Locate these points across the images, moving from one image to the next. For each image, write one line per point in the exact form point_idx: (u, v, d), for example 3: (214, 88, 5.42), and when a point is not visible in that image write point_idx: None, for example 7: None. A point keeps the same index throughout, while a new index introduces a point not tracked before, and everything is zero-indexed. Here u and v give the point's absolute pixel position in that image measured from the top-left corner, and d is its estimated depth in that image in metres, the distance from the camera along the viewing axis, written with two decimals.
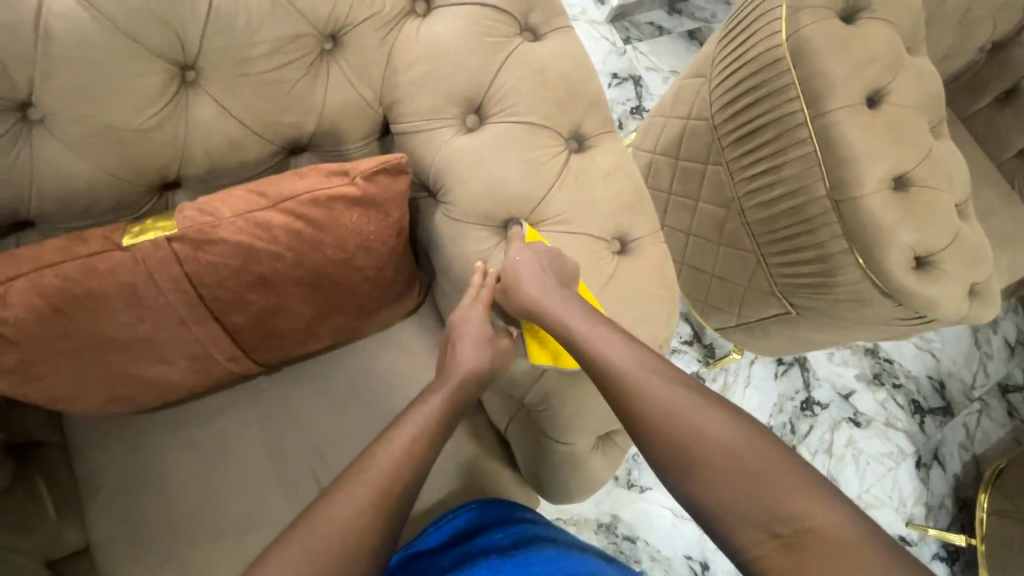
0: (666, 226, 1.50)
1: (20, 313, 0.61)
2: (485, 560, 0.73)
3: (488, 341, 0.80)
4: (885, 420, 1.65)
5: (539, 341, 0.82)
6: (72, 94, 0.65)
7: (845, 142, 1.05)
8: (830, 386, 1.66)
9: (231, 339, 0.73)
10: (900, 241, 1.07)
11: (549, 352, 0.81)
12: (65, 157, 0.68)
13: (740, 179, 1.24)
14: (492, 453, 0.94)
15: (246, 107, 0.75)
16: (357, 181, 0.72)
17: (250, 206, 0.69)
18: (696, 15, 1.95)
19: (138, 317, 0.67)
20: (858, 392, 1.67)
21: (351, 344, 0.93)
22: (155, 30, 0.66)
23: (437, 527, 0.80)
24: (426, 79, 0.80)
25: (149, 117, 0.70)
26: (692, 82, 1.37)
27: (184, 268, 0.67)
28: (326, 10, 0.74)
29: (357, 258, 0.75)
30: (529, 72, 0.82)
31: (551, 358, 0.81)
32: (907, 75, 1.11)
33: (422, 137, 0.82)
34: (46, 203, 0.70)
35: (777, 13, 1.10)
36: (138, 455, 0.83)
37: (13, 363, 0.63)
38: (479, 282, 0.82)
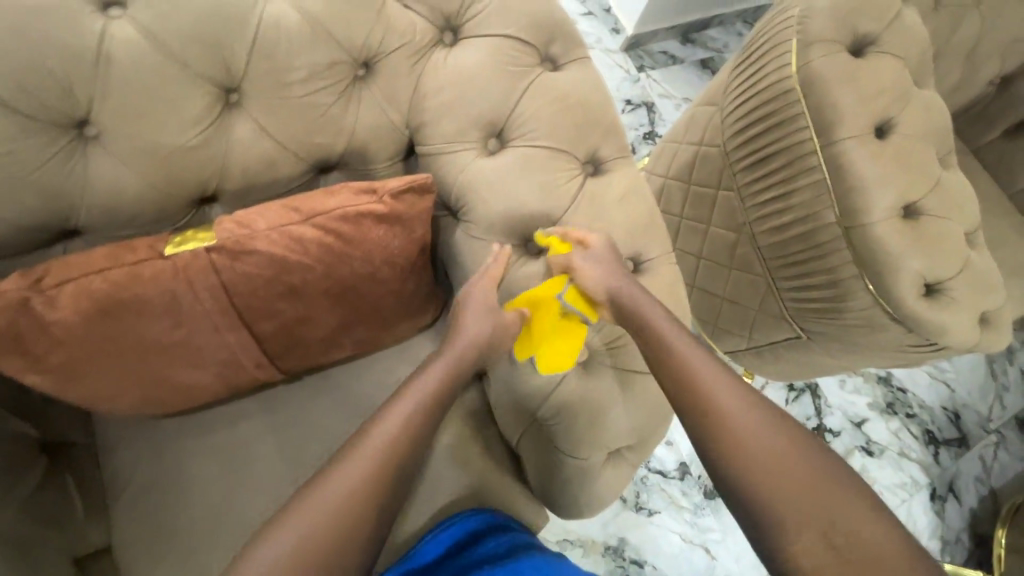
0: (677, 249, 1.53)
1: (69, 314, 0.65)
2: (484, 571, 0.75)
3: (500, 326, 0.81)
4: (898, 450, 1.64)
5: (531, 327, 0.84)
6: (127, 114, 0.70)
7: (854, 171, 1.08)
8: (842, 414, 1.66)
9: (259, 347, 0.76)
10: (911, 268, 1.08)
11: (541, 333, 0.83)
12: (117, 170, 0.73)
13: (751, 204, 1.27)
14: (503, 467, 0.96)
15: (282, 128, 0.79)
16: (384, 200, 0.76)
17: (284, 220, 0.73)
18: (708, 46, 2.01)
19: (178, 322, 0.70)
20: (871, 421, 1.66)
21: (370, 355, 0.96)
22: (203, 56, 0.72)
23: (435, 535, 0.82)
24: (452, 104, 0.85)
25: (194, 136, 0.75)
26: (704, 110, 1.41)
27: (220, 278, 0.70)
28: (360, 40, 0.80)
29: (382, 271, 0.78)
30: (548, 99, 0.86)
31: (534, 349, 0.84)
32: (916, 108, 1.14)
33: (446, 158, 0.86)
34: (95, 213, 0.75)
35: (789, 45, 1.14)
36: (163, 456, 0.86)
37: (58, 363, 0.67)
38: (492, 259, 0.84)
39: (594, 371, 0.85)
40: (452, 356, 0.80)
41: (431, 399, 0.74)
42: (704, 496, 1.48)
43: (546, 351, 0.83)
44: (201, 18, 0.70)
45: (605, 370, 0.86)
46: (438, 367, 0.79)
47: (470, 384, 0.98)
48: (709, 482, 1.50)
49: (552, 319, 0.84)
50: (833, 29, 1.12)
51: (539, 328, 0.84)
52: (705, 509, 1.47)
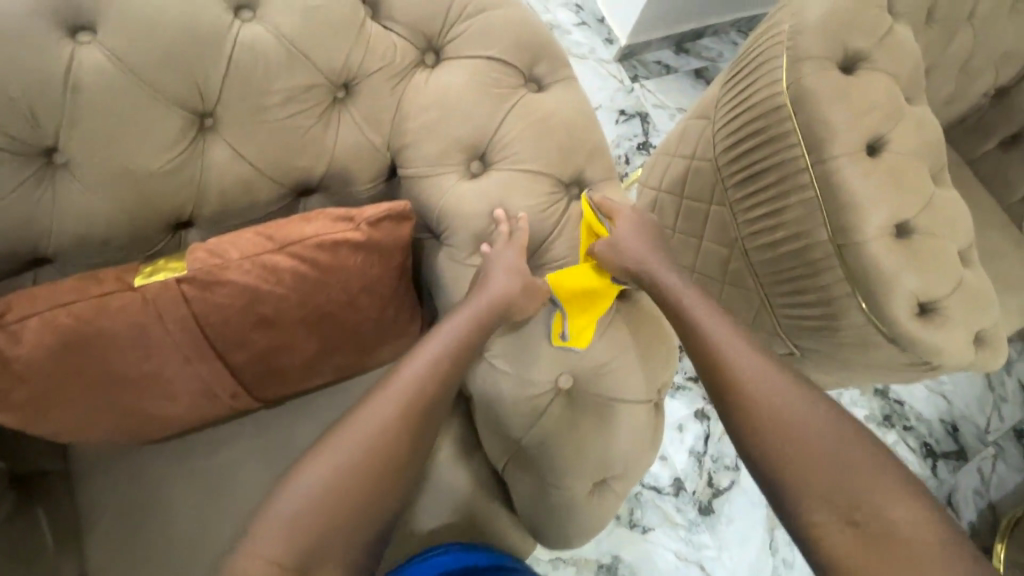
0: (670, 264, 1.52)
1: (32, 349, 0.63)
2: None
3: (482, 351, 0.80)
4: None
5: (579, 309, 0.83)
6: (96, 140, 0.69)
7: (847, 189, 1.05)
8: None
9: (234, 376, 0.74)
10: (904, 288, 1.06)
11: (583, 307, 0.84)
12: (86, 198, 0.71)
13: (743, 220, 1.25)
14: (490, 495, 0.93)
15: (258, 152, 0.77)
16: (361, 227, 0.74)
17: (258, 248, 0.71)
18: (703, 55, 2.00)
19: (147, 355, 0.68)
20: None
21: (352, 381, 0.93)
22: (175, 81, 0.70)
23: (423, 560, 0.80)
24: (434, 127, 0.83)
25: (167, 162, 0.73)
26: (696, 124, 1.39)
27: (191, 308, 0.68)
28: (339, 63, 0.78)
29: (360, 299, 0.76)
30: (533, 121, 0.85)
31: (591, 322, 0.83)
32: (908, 125, 1.12)
33: (428, 182, 0.84)
34: (66, 241, 0.72)
35: (779, 61, 1.13)
36: (137, 487, 0.83)
37: (24, 398, 0.65)
38: (506, 229, 0.82)
39: (579, 400, 0.83)
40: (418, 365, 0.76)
41: (403, 424, 0.72)
42: (699, 512, 1.45)
43: (579, 326, 0.83)
44: (173, 43, 0.69)
45: (590, 399, 0.83)
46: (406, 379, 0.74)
47: (454, 404, 0.96)
48: (704, 497, 1.47)
49: (597, 301, 0.84)
50: (824, 44, 1.10)
51: (582, 303, 0.84)
52: (700, 526, 1.44)
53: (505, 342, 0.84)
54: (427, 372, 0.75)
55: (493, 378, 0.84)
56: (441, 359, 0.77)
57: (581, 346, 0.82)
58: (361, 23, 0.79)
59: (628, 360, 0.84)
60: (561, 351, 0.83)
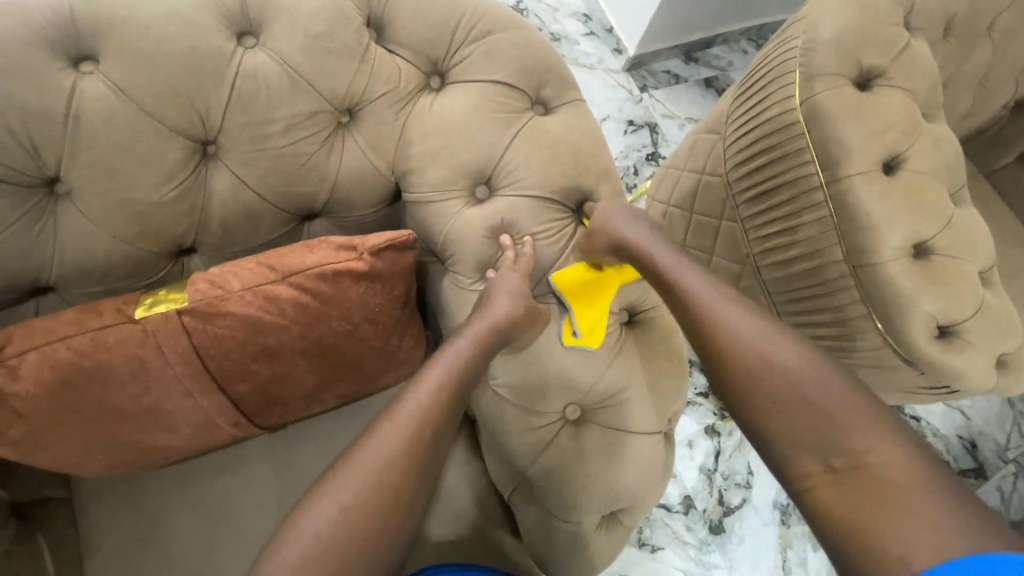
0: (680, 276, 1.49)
1: (31, 385, 0.63)
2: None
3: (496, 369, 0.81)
4: None
5: (586, 306, 0.82)
6: (97, 170, 0.68)
7: (862, 209, 1.02)
8: None
9: (235, 408, 0.73)
10: (924, 310, 1.03)
11: (587, 302, 0.83)
12: (87, 228, 0.70)
13: (754, 237, 1.23)
14: (496, 523, 0.91)
15: (261, 179, 0.76)
16: (364, 256, 0.73)
17: (260, 279, 0.70)
18: (712, 64, 1.98)
19: (145, 389, 0.67)
20: None
21: (355, 407, 0.92)
22: (176, 110, 0.70)
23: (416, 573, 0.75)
24: (438, 152, 0.81)
25: (170, 190, 0.72)
26: (706, 138, 1.37)
27: (192, 341, 0.68)
28: (343, 88, 0.77)
29: (362, 329, 0.75)
30: (539, 145, 0.83)
31: (598, 314, 0.82)
32: (926, 143, 1.09)
33: (433, 207, 0.82)
34: (67, 271, 0.72)
35: (792, 77, 1.10)
36: (137, 516, 0.83)
37: (21, 435, 0.64)
38: (513, 254, 0.82)
39: (585, 431, 0.82)
40: (422, 397, 0.70)
41: None
42: (709, 530, 1.42)
43: (586, 322, 0.81)
44: (176, 72, 0.69)
45: (596, 429, 0.82)
46: (409, 411, 0.68)
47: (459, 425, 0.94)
48: (714, 515, 1.44)
49: (600, 295, 0.83)
50: (837, 61, 1.07)
51: (584, 298, 0.83)
52: (711, 545, 1.41)
53: (509, 372, 0.81)
54: (431, 402, 0.70)
55: (498, 407, 0.82)
56: (443, 387, 0.71)
57: (591, 345, 0.81)
58: (365, 47, 0.78)
59: (647, 389, 0.82)
60: (569, 383, 0.80)
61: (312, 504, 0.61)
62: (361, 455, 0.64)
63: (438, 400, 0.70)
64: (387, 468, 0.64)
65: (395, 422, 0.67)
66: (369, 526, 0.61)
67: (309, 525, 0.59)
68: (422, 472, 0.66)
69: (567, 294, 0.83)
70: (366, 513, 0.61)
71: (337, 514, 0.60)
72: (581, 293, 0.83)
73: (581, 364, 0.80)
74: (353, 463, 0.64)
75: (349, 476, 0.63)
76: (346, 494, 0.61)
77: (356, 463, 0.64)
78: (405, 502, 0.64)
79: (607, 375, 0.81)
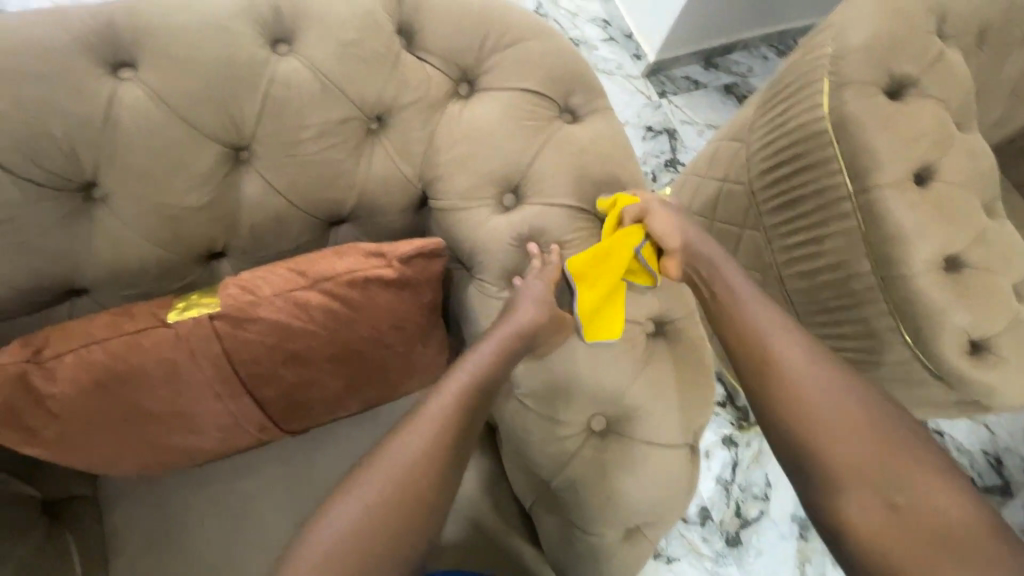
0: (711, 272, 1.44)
1: (66, 388, 0.64)
2: None
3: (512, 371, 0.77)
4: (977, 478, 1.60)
5: (590, 291, 0.79)
6: (132, 175, 0.69)
7: (892, 220, 1.00)
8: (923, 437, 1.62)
9: (262, 413, 0.73)
10: (955, 324, 1.00)
11: (600, 289, 0.79)
12: (121, 232, 0.71)
13: (778, 246, 1.21)
14: (515, 532, 0.90)
15: (291, 184, 0.77)
16: (393, 264, 0.73)
17: (290, 284, 0.71)
18: (733, 69, 1.95)
19: (176, 392, 0.68)
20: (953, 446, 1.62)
21: (376, 413, 0.92)
22: (212, 116, 0.71)
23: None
24: (466, 160, 0.81)
25: (202, 195, 0.73)
26: (728, 146, 1.35)
27: (223, 345, 0.68)
28: (373, 95, 0.77)
29: (389, 336, 0.75)
30: (566, 154, 0.83)
31: (600, 301, 0.79)
32: (959, 153, 1.07)
33: (460, 215, 0.82)
34: (100, 274, 0.73)
35: (819, 86, 1.08)
36: (161, 517, 0.83)
37: (55, 435, 0.65)
38: (540, 261, 0.81)
39: (610, 442, 0.81)
40: (447, 407, 0.69)
41: None
42: (726, 543, 1.40)
43: (587, 308, 0.78)
44: (212, 80, 0.70)
45: (620, 441, 0.81)
46: (435, 419, 0.68)
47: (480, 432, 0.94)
48: (731, 528, 1.42)
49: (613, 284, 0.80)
50: (869, 70, 1.05)
51: (591, 278, 0.80)
52: (728, 557, 1.39)
53: (533, 381, 0.81)
54: (456, 410, 0.69)
55: (521, 415, 0.82)
56: (470, 395, 0.71)
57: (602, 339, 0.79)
58: (396, 54, 0.79)
59: (672, 402, 0.81)
60: (594, 394, 0.80)
61: (336, 505, 0.61)
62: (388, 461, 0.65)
63: (465, 407, 0.70)
64: (412, 477, 0.63)
65: (421, 429, 0.67)
66: (396, 530, 0.61)
67: (337, 527, 0.59)
68: (448, 480, 0.66)
69: (575, 274, 0.80)
70: (391, 520, 0.61)
71: (361, 512, 0.60)
72: (589, 274, 0.80)
73: (607, 375, 0.79)
74: (378, 473, 0.63)
75: (372, 481, 0.62)
76: (373, 503, 0.61)
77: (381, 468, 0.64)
78: (431, 509, 0.64)
79: (634, 386, 0.80)
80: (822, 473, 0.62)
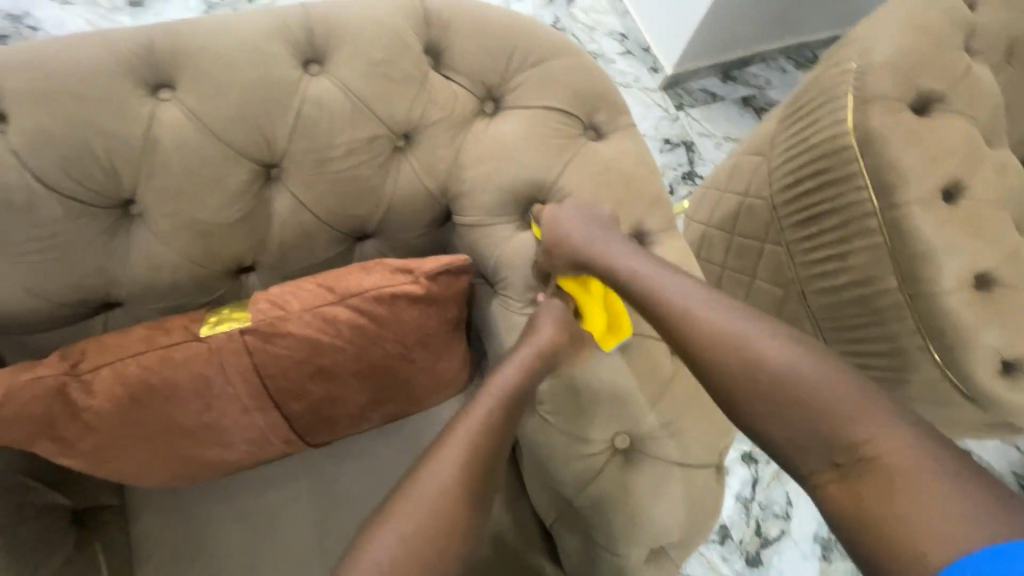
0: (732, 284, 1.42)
1: (102, 400, 0.65)
2: None
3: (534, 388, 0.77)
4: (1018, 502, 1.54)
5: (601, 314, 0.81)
6: (168, 193, 0.71)
7: (921, 237, 0.99)
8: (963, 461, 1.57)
9: (289, 426, 0.73)
10: (987, 343, 0.98)
11: (593, 316, 0.82)
12: (156, 247, 0.73)
13: (801, 262, 1.19)
14: (535, 549, 0.90)
15: (319, 201, 0.78)
16: (419, 280, 0.74)
17: (318, 300, 0.72)
18: (751, 82, 1.95)
19: (206, 406, 0.69)
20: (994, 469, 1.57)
21: (398, 425, 0.92)
22: (245, 135, 0.72)
23: None
24: (491, 177, 0.82)
25: (234, 212, 0.74)
26: (750, 160, 1.32)
27: (252, 360, 0.69)
28: (401, 113, 0.78)
29: (414, 351, 0.76)
30: (590, 171, 0.83)
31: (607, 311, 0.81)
32: (989, 170, 1.05)
33: (485, 231, 0.83)
34: (135, 288, 0.74)
35: (844, 100, 1.07)
36: (185, 529, 0.84)
37: (90, 447, 0.67)
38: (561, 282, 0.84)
39: (633, 461, 0.80)
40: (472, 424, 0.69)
41: None
42: (746, 563, 1.37)
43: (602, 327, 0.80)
44: (246, 100, 0.72)
45: (645, 460, 0.80)
46: (461, 436, 0.68)
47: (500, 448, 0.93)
48: (751, 547, 1.39)
49: (592, 297, 0.83)
50: (895, 85, 1.04)
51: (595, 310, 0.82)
52: None
53: (556, 398, 0.81)
54: (481, 426, 0.69)
55: (544, 432, 0.82)
56: (494, 413, 0.71)
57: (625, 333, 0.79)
58: (424, 74, 0.80)
59: (697, 421, 0.81)
60: (618, 411, 0.79)
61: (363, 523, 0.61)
62: (415, 478, 0.65)
63: (489, 425, 0.70)
64: (437, 493, 0.64)
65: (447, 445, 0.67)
66: (422, 549, 0.61)
67: (366, 545, 0.60)
68: (471, 496, 0.66)
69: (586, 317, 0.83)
70: (417, 536, 0.61)
71: (388, 531, 0.60)
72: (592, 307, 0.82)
73: (631, 393, 0.79)
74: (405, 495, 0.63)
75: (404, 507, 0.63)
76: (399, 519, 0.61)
77: (408, 485, 0.65)
78: (456, 525, 0.63)
79: (658, 404, 0.79)
80: (835, 493, 0.57)
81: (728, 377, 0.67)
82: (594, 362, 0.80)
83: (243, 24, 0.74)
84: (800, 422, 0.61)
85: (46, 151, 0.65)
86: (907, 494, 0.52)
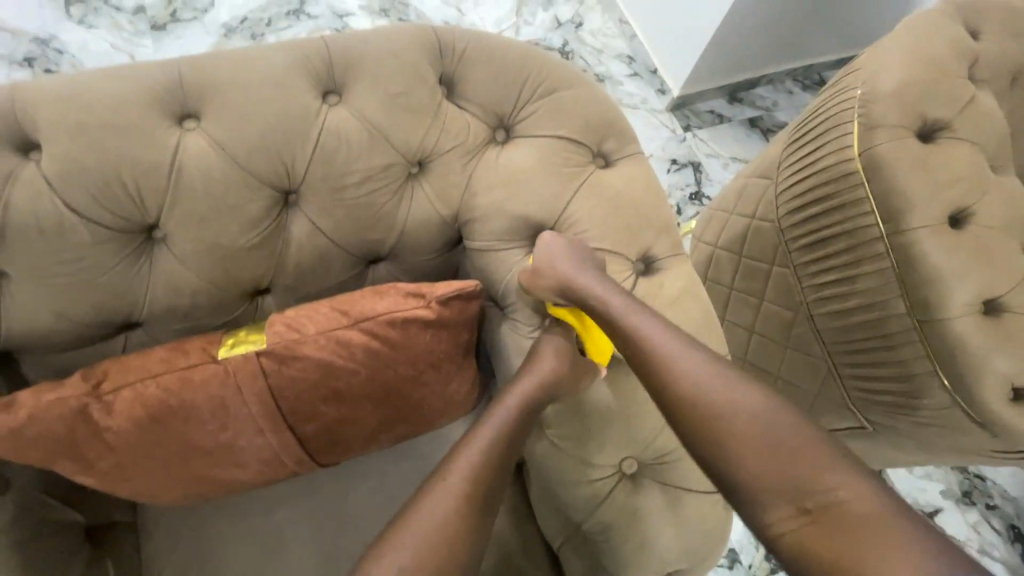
0: (740, 304, 1.42)
1: (122, 421, 0.67)
2: None
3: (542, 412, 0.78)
4: None
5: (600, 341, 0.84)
6: (190, 219, 0.73)
7: (929, 263, 0.99)
8: (975, 485, 1.54)
9: (301, 447, 0.74)
10: (996, 370, 0.98)
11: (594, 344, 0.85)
12: (177, 270, 0.75)
13: (809, 284, 1.19)
14: (541, 572, 0.89)
15: (335, 226, 0.80)
16: (432, 305, 0.76)
17: (332, 323, 0.73)
18: (757, 104, 1.97)
19: (223, 426, 0.70)
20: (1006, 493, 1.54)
21: (407, 446, 0.93)
22: (266, 164, 0.75)
23: None
24: (502, 204, 0.84)
25: (252, 237, 0.77)
26: (757, 183, 1.33)
27: (268, 382, 0.71)
28: (415, 141, 0.81)
29: (425, 374, 0.77)
30: (599, 197, 0.85)
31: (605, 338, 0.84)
32: (996, 197, 1.06)
33: (496, 256, 0.85)
34: (155, 310, 0.76)
35: (851, 126, 1.08)
36: (195, 546, 0.84)
37: (110, 466, 0.68)
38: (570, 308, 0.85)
39: (641, 485, 0.81)
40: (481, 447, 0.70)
41: None
42: None
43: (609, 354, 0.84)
44: (267, 130, 0.75)
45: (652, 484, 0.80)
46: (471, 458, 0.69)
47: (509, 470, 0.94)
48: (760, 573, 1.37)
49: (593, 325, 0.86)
50: (901, 113, 1.05)
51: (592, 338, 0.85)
52: None
53: (564, 421, 0.81)
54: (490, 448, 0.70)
55: (552, 455, 0.82)
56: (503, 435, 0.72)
57: None
58: (438, 104, 0.83)
59: None
60: (625, 436, 0.79)
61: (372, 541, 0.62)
62: (423, 504, 0.66)
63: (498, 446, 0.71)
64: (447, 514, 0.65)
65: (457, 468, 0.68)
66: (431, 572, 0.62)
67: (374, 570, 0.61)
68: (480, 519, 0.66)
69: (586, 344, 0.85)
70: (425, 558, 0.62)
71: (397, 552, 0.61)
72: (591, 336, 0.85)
73: (639, 417, 0.80)
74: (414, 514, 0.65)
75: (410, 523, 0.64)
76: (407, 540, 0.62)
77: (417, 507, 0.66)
78: (463, 549, 0.64)
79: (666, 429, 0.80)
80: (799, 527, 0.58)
81: (729, 405, 0.66)
82: (602, 386, 0.81)
83: (265, 57, 0.77)
84: (799, 451, 0.61)
85: (77, 179, 0.68)
86: (898, 522, 0.53)
